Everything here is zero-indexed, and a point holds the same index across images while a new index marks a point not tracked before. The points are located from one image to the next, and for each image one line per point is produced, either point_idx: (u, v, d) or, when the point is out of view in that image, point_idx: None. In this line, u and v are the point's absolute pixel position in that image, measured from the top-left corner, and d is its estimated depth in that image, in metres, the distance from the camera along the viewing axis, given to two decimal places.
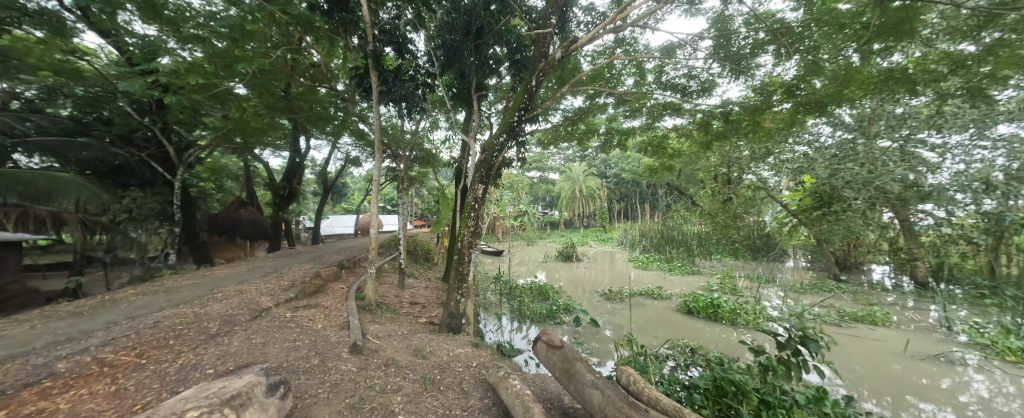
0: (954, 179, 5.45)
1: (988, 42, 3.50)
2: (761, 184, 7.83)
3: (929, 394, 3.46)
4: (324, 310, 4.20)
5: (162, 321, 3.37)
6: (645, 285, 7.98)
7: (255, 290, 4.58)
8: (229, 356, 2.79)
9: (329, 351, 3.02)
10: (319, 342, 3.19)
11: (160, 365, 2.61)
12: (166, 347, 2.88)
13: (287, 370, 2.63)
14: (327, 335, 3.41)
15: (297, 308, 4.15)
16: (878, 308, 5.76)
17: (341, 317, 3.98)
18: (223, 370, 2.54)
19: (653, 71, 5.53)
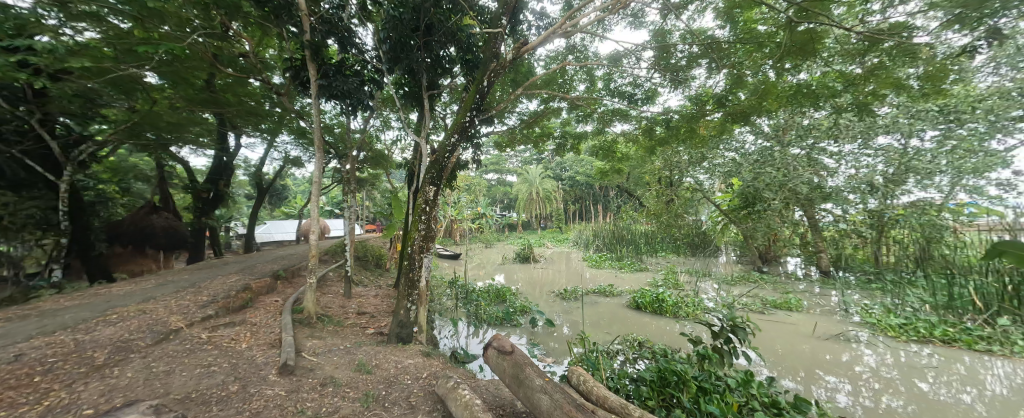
0: (848, 181, 6.33)
1: (869, 65, 4.11)
2: (698, 186, 8.68)
3: (834, 367, 3.96)
4: (250, 328, 3.85)
5: (29, 353, 2.86)
6: (597, 283, 8.30)
7: (163, 308, 4.06)
8: (117, 391, 2.44)
9: (253, 375, 2.77)
10: (239, 366, 2.91)
11: (18, 409, 2.21)
12: (29, 386, 2.45)
13: (197, 402, 2.36)
14: (253, 356, 3.12)
15: (216, 327, 3.75)
16: (794, 295, 6.51)
17: (271, 334, 3.67)
18: (106, 409, 2.21)
19: (602, 78, 5.81)
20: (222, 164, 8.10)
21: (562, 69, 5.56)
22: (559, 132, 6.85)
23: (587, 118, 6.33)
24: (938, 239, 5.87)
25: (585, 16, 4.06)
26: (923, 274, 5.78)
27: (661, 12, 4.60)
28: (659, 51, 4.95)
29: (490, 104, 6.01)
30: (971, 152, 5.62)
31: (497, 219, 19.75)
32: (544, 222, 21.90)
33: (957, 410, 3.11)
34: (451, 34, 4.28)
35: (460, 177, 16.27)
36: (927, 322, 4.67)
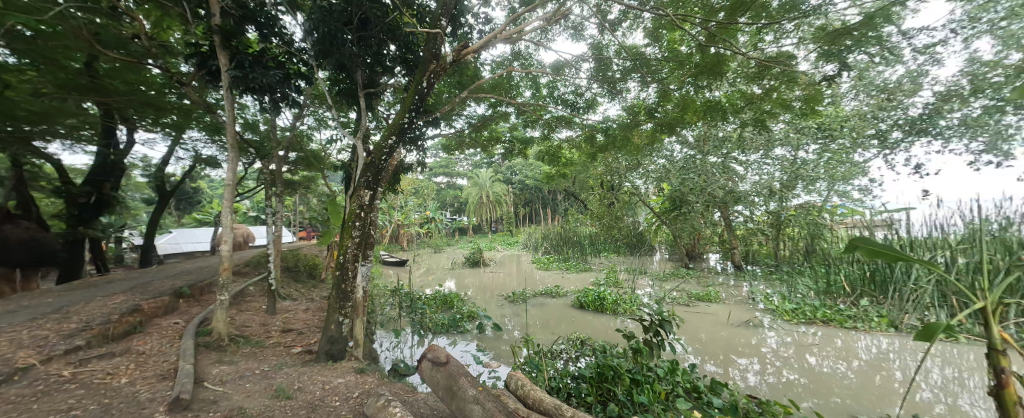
0: (753, 186, 7.33)
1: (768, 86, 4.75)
2: (636, 191, 9.33)
3: (745, 349, 4.50)
4: (137, 358, 3.30)
5: None
6: (544, 284, 8.53)
7: (13, 342, 3.33)
8: None
9: (133, 415, 2.37)
10: (114, 406, 2.47)
11: None
12: None
13: None
14: (134, 393, 2.67)
15: (89, 361, 3.16)
16: (714, 288, 7.31)
17: (165, 364, 3.19)
18: None
19: (546, 86, 6.01)
20: (108, 164, 6.90)
21: (507, 75, 5.62)
22: (507, 137, 6.93)
23: (532, 124, 6.48)
24: (820, 235, 6.98)
25: (528, 24, 4.17)
26: (809, 265, 6.84)
27: (599, 27, 4.90)
28: (598, 63, 5.26)
29: (434, 105, 5.89)
30: (842, 162, 6.75)
31: (446, 223, 19.40)
32: (494, 226, 21.96)
33: (834, 379, 3.69)
34: (388, 32, 4.12)
35: (405, 181, 15.72)
36: (813, 306, 5.51)
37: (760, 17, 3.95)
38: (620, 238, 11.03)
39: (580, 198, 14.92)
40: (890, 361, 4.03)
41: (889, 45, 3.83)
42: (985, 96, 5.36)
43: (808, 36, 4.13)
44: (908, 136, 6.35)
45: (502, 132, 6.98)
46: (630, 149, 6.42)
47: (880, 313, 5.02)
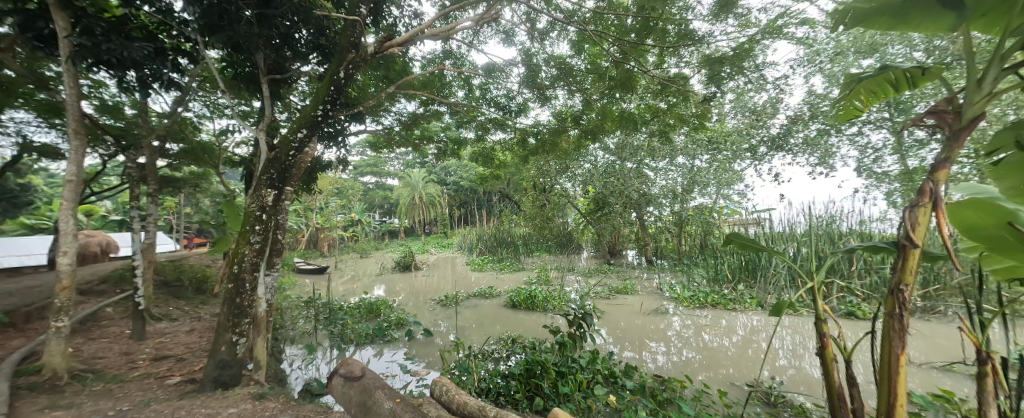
0: (661, 189, 8.86)
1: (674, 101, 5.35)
2: (565, 192, 10.34)
3: (655, 335, 5.01)
4: None
5: None
6: (478, 285, 8.58)
7: None
8: None
9: None
10: None
11: None
12: None
13: None
14: None
15: None
16: (630, 281, 8.09)
17: None
18: None
19: (479, 87, 5.95)
20: None
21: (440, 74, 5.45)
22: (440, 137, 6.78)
23: (465, 125, 6.45)
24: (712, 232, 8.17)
25: (459, 24, 4.11)
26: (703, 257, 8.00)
27: (529, 36, 5.07)
28: (528, 69, 5.38)
29: (358, 98, 5.33)
30: (727, 170, 8.35)
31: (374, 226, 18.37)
32: (427, 228, 21.40)
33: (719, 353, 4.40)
34: (298, 13, 3.63)
35: (324, 180, 14.44)
36: (707, 292, 6.36)
37: (662, 42, 4.48)
38: (550, 238, 11.64)
39: (514, 200, 15.27)
40: (760, 336, 4.85)
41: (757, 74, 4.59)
42: (818, 122, 6.72)
43: (697, 63, 4.78)
44: (771, 151, 7.66)
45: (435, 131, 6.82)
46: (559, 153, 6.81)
47: (753, 295, 6.01)
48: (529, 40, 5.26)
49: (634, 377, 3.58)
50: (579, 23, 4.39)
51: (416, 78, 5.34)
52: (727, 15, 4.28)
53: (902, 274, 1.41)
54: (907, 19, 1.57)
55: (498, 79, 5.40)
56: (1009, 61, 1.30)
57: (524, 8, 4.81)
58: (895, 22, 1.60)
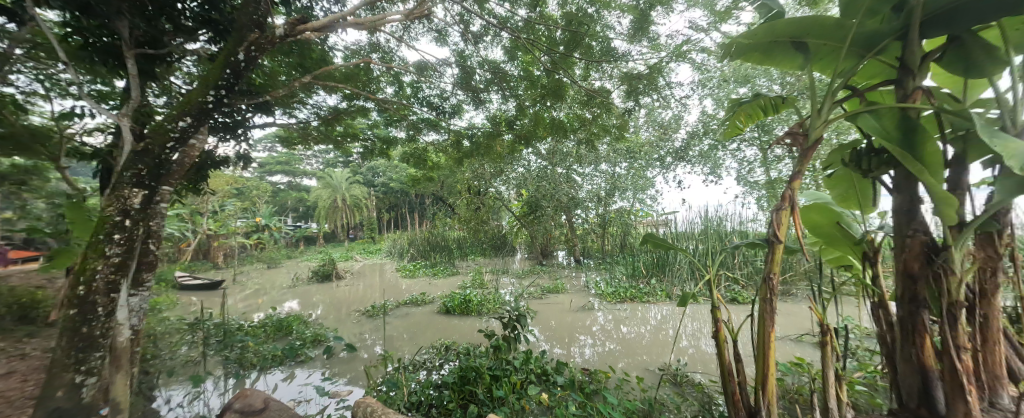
0: (587, 192, 9.86)
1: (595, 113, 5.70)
2: (500, 196, 10.65)
3: (582, 329, 5.83)
4: None
5: None
6: (410, 292, 8.30)
7: None
8: None
9: None
10: None
11: None
12: None
13: None
14: None
15: None
16: (561, 281, 8.95)
17: None
18: None
19: (411, 85, 5.67)
20: None
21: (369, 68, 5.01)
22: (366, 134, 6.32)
23: (395, 125, 6.19)
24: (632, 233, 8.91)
25: (387, 17, 3.90)
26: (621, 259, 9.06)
27: (463, 39, 5.01)
28: (462, 71, 5.27)
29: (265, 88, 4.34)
30: (641, 177, 9.79)
31: (286, 232, 16.57)
32: (353, 233, 20.13)
33: (639, 338, 5.49)
34: None
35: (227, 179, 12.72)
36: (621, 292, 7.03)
37: (588, 56, 4.76)
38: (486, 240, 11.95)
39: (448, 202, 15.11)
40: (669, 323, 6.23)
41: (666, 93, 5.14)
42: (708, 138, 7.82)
43: (616, 79, 5.16)
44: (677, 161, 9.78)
45: (361, 128, 6.36)
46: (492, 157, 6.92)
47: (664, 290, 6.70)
48: (463, 41, 5.16)
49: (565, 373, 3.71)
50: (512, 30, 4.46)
51: (337, 70, 4.87)
52: (643, 37, 4.66)
53: (770, 264, 1.78)
54: (768, 57, 2.33)
55: (430, 78, 5.25)
56: (837, 99, 1.73)
57: (458, 9, 4.73)
58: (762, 58, 2.35)
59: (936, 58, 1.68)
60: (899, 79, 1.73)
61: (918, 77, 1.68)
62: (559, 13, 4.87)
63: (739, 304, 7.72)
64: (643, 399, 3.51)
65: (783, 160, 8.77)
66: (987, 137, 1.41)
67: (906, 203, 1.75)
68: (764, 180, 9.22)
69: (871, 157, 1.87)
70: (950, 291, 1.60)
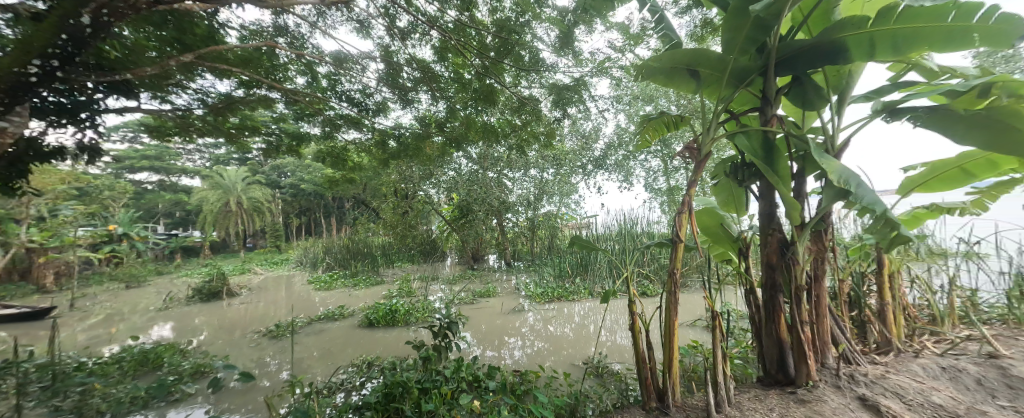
0: (519, 197, 10.34)
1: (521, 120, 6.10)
2: (429, 199, 10.80)
3: (509, 329, 6.26)
4: None
5: None
6: (323, 308, 8.00)
7: None
8: None
9: None
10: None
11: None
12: None
13: None
14: None
15: None
16: (492, 284, 9.22)
17: None
18: None
19: (328, 78, 5.31)
20: None
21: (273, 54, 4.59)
22: (270, 129, 5.75)
23: (308, 120, 5.96)
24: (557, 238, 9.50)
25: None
26: (547, 262, 9.74)
27: (388, 33, 4.94)
28: (387, 68, 5.21)
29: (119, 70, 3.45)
30: (567, 182, 10.61)
31: (169, 242, 14.22)
32: (254, 242, 17.86)
33: (564, 336, 5.98)
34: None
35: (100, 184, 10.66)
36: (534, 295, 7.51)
37: (518, 64, 5.00)
38: (415, 246, 11.88)
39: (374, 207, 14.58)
40: (590, 317, 6.86)
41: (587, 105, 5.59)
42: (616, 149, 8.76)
43: (543, 89, 5.50)
44: (597, 168, 10.89)
45: (261, 120, 5.66)
46: (423, 158, 7.07)
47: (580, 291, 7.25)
48: (387, 37, 5.06)
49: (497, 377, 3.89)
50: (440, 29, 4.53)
51: (232, 53, 4.23)
52: (569, 50, 4.93)
53: (675, 259, 2.92)
54: (672, 79, 3.32)
55: (350, 71, 5.09)
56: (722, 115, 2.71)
57: (381, 1, 4.64)
58: (667, 80, 3.36)
59: (782, 92, 2.92)
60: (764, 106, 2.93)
61: (774, 105, 2.90)
62: (488, 20, 5.01)
63: (650, 298, 8.63)
64: (569, 393, 3.77)
65: (681, 171, 10.17)
66: (820, 160, 2.65)
67: (768, 207, 3.09)
68: (665, 187, 10.52)
69: (745, 169, 3.18)
70: (793, 275, 2.94)
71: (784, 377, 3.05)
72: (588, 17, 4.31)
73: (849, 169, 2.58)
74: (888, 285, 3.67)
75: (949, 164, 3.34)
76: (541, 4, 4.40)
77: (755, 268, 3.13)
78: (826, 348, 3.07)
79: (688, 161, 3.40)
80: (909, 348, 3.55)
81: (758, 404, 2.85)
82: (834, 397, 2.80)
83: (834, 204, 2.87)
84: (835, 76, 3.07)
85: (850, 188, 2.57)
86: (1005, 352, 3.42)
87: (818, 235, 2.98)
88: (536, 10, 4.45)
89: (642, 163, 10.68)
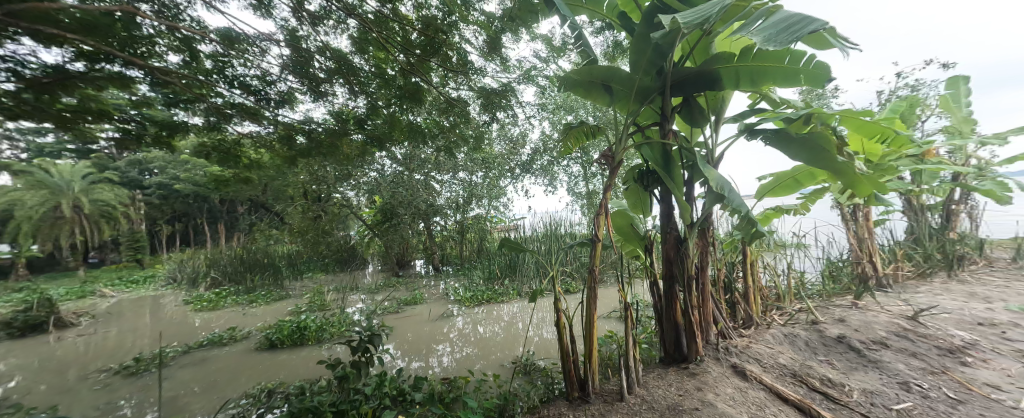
0: (447, 200, 10.13)
1: (448, 123, 5.93)
2: (346, 201, 9.92)
3: (438, 337, 6.10)
4: None
5: None
6: (209, 330, 6.83)
7: None
8: None
9: None
10: None
11: None
12: None
13: None
14: None
15: None
16: (419, 290, 8.86)
17: None
18: None
19: (212, 59, 4.19)
20: None
21: (134, 20, 3.42)
22: (128, 115, 4.10)
23: (189, 107, 4.46)
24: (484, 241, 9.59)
25: None
26: (476, 265, 9.78)
27: (294, 15, 4.42)
28: (294, 55, 4.51)
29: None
30: (495, 185, 10.71)
31: None
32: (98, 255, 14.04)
33: (494, 336, 6.15)
34: None
35: None
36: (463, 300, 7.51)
37: (445, 64, 4.93)
38: (329, 254, 10.78)
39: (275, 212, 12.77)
40: (519, 317, 7.11)
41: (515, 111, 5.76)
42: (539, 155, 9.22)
43: (472, 92, 5.54)
44: (524, 172, 11.16)
45: (112, 102, 3.96)
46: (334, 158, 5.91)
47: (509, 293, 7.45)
48: (295, 18, 4.50)
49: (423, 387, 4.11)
50: (359, 17, 4.19)
51: (65, 13, 3.10)
52: (496, 56, 5.16)
53: (594, 258, 3.19)
54: (590, 92, 4.03)
55: (244, 53, 4.16)
56: (626, 127, 3.36)
57: None
58: (587, 93, 4.06)
59: (675, 111, 3.65)
60: (662, 122, 3.66)
61: (670, 122, 3.63)
62: (413, 15, 4.83)
63: (573, 294, 9.27)
64: (499, 394, 3.90)
65: (598, 177, 11.11)
66: (704, 169, 3.32)
67: (667, 208, 3.67)
68: (585, 191, 11.41)
69: (649, 176, 3.83)
70: (684, 268, 3.57)
71: (678, 356, 3.72)
72: (513, 26, 4.76)
73: (724, 178, 3.26)
74: (751, 271, 4.58)
75: (787, 175, 4.44)
76: (469, 6, 4.54)
77: (656, 263, 3.70)
78: (708, 327, 3.80)
79: (605, 167, 3.80)
80: (764, 320, 4.54)
81: (660, 382, 3.46)
82: (714, 368, 3.52)
83: (713, 207, 3.55)
84: (714, 100, 3.84)
85: (725, 193, 3.25)
86: (820, 318, 4.59)
87: (703, 232, 3.66)
88: (465, 12, 4.60)
89: (565, 169, 11.41)
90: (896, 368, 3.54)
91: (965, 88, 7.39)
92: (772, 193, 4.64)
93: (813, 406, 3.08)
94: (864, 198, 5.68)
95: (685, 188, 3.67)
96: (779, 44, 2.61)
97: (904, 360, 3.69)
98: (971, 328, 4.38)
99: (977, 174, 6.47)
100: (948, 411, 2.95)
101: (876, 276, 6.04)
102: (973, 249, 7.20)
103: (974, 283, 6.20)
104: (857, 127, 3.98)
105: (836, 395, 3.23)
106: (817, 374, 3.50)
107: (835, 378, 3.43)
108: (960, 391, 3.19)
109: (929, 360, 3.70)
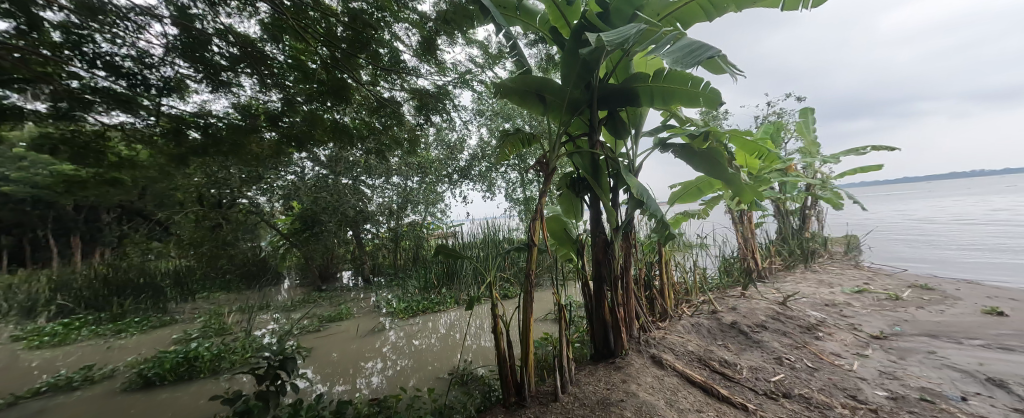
0: (378, 207, 9.44)
1: (380, 125, 5.52)
2: (254, 208, 8.41)
3: (367, 354, 5.59)
4: None
5: None
6: (51, 373, 5.32)
7: None
8: None
9: None
10: None
11: None
12: None
13: None
14: None
15: None
16: (345, 305, 8.08)
17: None
18: None
19: (62, 28, 3.15)
20: None
21: None
22: None
23: (28, 88, 3.16)
24: None
25: None
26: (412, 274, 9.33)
27: None
28: (184, 36, 3.71)
29: None
30: (431, 191, 10.37)
31: None
32: None
33: (431, 348, 5.83)
34: None
35: None
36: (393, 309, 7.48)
37: (376, 63, 4.60)
38: (234, 269, 9.55)
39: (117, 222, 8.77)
40: (457, 326, 6.87)
41: (452, 115, 5.60)
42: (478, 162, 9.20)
43: (406, 93, 5.17)
44: (462, 178, 10.98)
45: None
46: (235, 158, 4.97)
47: None
48: None
49: (349, 411, 3.72)
50: None
51: None
52: (431, 58, 4.87)
53: (531, 263, 3.16)
54: (524, 101, 4.03)
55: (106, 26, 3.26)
56: (558, 138, 3.43)
57: None
58: (521, 101, 4.09)
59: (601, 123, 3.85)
60: (591, 132, 3.78)
61: (596, 133, 3.79)
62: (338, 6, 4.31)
63: (509, 299, 9.34)
64: (433, 409, 3.66)
65: (533, 184, 11.41)
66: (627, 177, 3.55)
67: (594, 214, 3.84)
68: (521, 198, 11.60)
69: (579, 184, 4.00)
70: (611, 268, 3.74)
71: (607, 351, 3.88)
72: (449, 29, 4.40)
73: (643, 186, 3.51)
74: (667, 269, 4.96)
75: (691, 184, 5.01)
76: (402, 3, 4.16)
77: (587, 264, 3.81)
78: (632, 323, 4.03)
79: (540, 173, 3.82)
80: (675, 312, 5.00)
81: (591, 378, 3.56)
82: (638, 360, 3.75)
83: (635, 212, 3.83)
84: (634, 115, 4.14)
85: (645, 200, 3.52)
86: (718, 307, 5.24)
87: (626, 235, 3.89)
88: (397, 10, 4.23)
89: (503, 175, 11.52)
90: (773, 347, 4.22)
91: (812, 117, 9.19)
92: (680, 200, 5.19)
93: (714, 386, 3.50)
94: (747, 205, 6.72)
95: (610, 194, 3.88)
96: (685, 66, 2.92)
97: (778, 338, 4.42)
98: (820, 308, 5.44)
99: (821, 186, 8.13)
100: (809, 378, 3.65)
101: (758, 270, 7.17)
102: (819, 245, 8.99)
103: (822, 272, 7.80)
104: (743, 145, 4.61)
105: (731, 373, 3.72)
106: (717, 357, 3.98)
107: (731, 359, 3.94)
108: (815, 361, 3.97)
109: (794, 337, 4.50)
